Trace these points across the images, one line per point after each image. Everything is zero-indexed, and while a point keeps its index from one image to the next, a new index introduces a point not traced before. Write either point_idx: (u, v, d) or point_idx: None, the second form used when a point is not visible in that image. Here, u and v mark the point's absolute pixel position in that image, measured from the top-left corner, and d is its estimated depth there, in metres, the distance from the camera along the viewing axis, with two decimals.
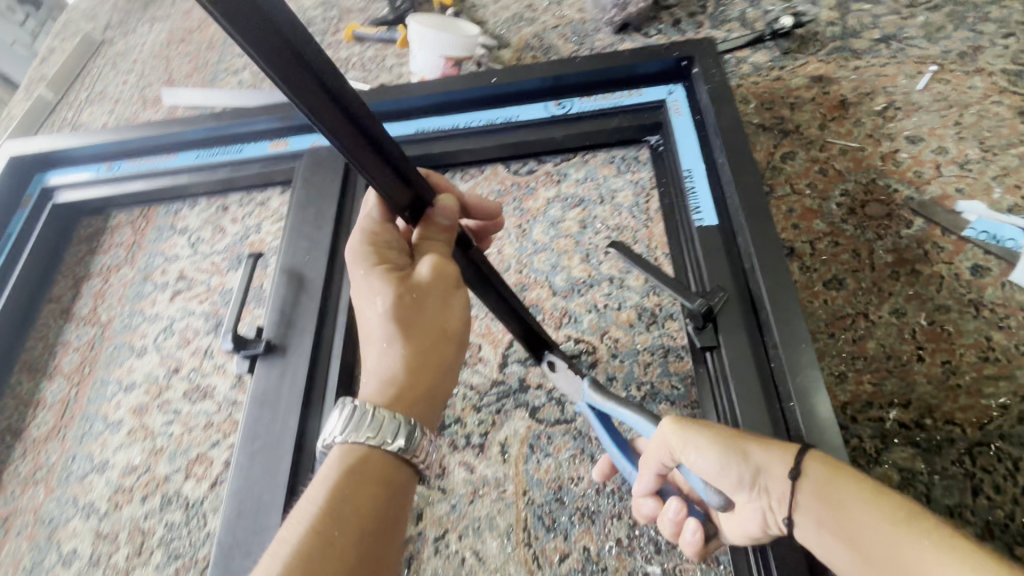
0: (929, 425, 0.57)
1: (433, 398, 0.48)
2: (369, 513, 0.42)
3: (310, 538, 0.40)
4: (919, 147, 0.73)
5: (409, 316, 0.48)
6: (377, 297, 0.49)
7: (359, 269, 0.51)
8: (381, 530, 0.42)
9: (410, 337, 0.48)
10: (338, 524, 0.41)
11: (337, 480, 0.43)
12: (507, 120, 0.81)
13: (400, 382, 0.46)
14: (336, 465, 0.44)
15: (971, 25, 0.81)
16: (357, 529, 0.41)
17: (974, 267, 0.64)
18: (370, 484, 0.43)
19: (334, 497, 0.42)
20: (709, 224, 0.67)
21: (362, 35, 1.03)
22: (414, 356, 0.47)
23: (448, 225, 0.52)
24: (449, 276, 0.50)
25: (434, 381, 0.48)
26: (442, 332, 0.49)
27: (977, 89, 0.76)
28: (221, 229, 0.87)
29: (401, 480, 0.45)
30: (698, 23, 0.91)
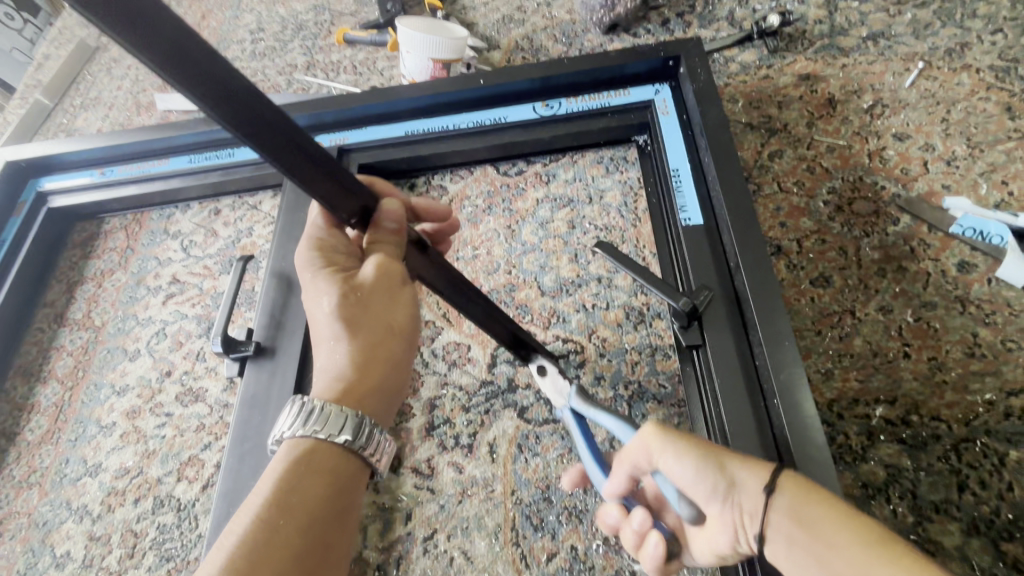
0: (915, 421, 0.57)
1: (383, 394, 0.48)
2: (317, 503, 0.42)
3: (253, 529, 0.40)
4: (906, 144, 0.73)
5: (355, 314, 0.48)
6: (323, 296, 0.49)
7: (306, 273, 0.50)
8: (329, 524, 0.43)
9: (355, 334, 0.48)
10: (285, 514, 0.41)
11: (285, 473, 0.43)
12: (496, 121, 0.81)
13: (347, 379, 0.47)
14: (284, 458, 0.44)
15: (958, 22, 0.81)
16: (304, 519, 0.41)
17: (960, 264, 0.64)
18: (317, 475, 0.43)
19: (281, 487, 0.42)
20: (696, 223, 0.67)
21: (354, 39, 1.03)
22: (361, 351, 0.47)
23: (397, 228, 0.51)
24: (395, 274, 0.50)
25: (381, 376, 0.48)
26: (388, 327, 0.49)
27: (964, 85, 0.76)
28: (213, 232, 0.88)
29: (351, 472, 0.45)
30: (686, 22, 0.91)
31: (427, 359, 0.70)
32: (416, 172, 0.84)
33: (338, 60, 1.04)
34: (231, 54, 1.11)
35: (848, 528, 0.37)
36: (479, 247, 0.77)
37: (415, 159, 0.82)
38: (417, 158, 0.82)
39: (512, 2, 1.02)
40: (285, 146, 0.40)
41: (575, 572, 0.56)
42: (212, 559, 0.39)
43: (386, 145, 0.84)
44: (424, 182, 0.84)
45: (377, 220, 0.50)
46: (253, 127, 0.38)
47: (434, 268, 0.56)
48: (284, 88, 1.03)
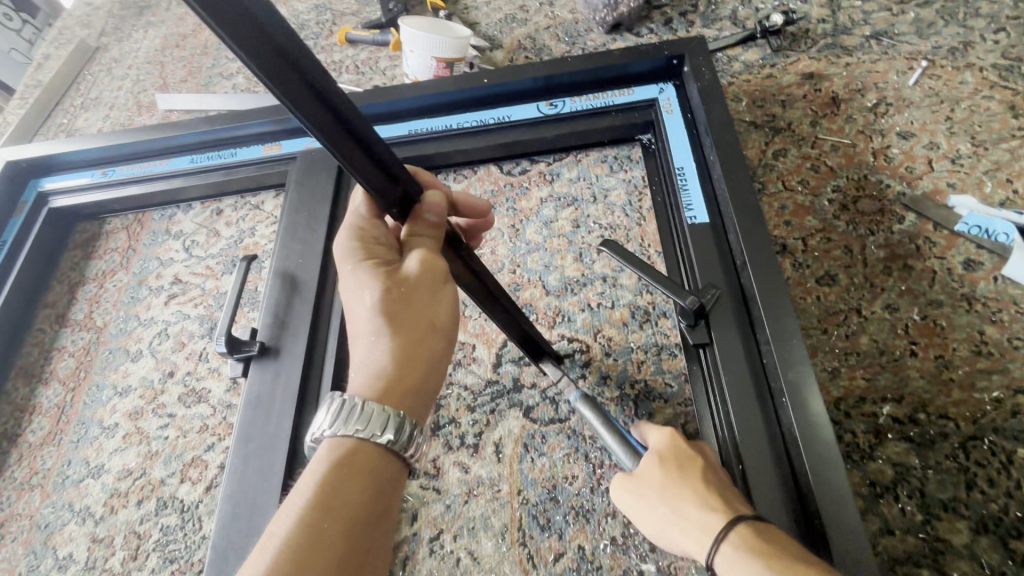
0: (922, 419, 0.57)
1: (424, 394, 0.47)
2: (358, 506, 0.41)
3: (296, 533, 0.39)
4: (910, 142, 0.73)
5: (398, 310, 0.47)
6: (366, 291, 0.48)
7: (347, 264, 0.49)
8: (372, 527, 0.42)
9: (397, 330, 0.47)
10: (327, 519, 0.40)
11: (326, 476, 0.41)
12: (499, 120, 0.81)
13: (389, 376, 0.45)
14: (323, 460, 0.42)
15: (961, 21, 0.81)
16: (346, 524, 0.40)
17: (966, 262, 0.64)
18: (358, 477, 0.42)
19: (323, 491, 0.40)
20: (701, 221, 0.67)
21: (355, 38, 1.03)
22: (402, 349, 0.46)
23: (436, 221, 0.51)
24: (439, 271, 0.49)
25: (422, 375, 0.47)
26: (430, 325, 0.48)
27: (968, 84, 0.76)
28: (215, 232, 0.87)
29: (391, 474, 0.44)
30: (689, 22, 0.91)
31: None
32: None
33: (340, 59, 1.03)
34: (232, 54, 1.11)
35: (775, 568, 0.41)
36: (483, 246, 0.77)
37: (419, 158, 0.82)
38: (420, 158, 0.82)
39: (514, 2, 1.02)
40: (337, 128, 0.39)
41: (582, 572, 0.56)
42: (255, 566, 0.38)
43: (390, 144, 0.83)
44: None
45: (419, 213, 0.50)
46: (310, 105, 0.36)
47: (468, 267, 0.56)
48: None
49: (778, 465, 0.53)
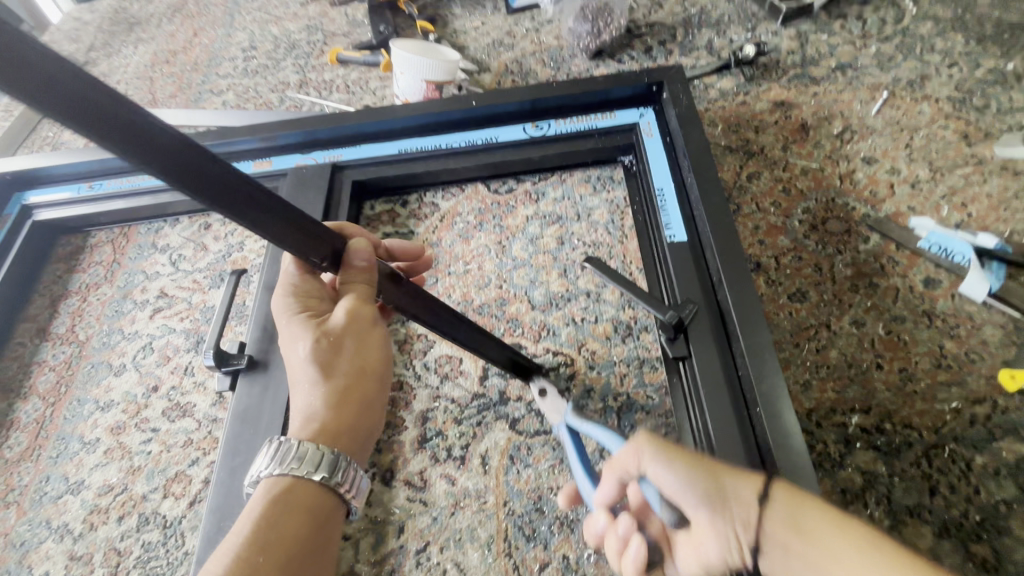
0: (888, 429, 0.60)
1: (358, 433, 0.52)
2: (292, 540, 0.45)
3: (232, 567, 0.42)
4: (873, 167, 0.78)
5: (328, 358, 0.51)
6: (298, 342, 0.52)
7: (283, 318, 0.54)
8: (305, 559, 0.45)
9: (330, 376, 0.51)
10: (261, 552, 0.43)
11: (263, 511, 0.45)
12: (487, 141, 0.84)
13: (322, 421, 0.50)
14: (261, 498, 0.46)
15: (918, 55, 0.87)
16: (279, 558, 0.43)
17: (926, 280, 0.68)
18: (294, 513, 0.46)
19: (260, 526, 0.44)
20: (680, 239, 0.70)
21: (346, 59, 1.06)
22: (334, 392, 0.51)
23: (366, 265, 0.52)
24: (364, 317, 0.53)
25: (351, 417, 0.51)
26: (358, 368, 0.53)
27: (925, 114, 0.81)
28: (203, 246, 0.88)
29: (328, 510, 0.48)
30: (668, 50, 0.96)
31: (420, 372, 0.71)
32: (408, 189, 0.86)
33: (330, 79, 1.06)
34: (222, 71, 1.12)
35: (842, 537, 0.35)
36: (470, 262, 0.79)
37: (408, 177, 0.84)
38: (409, 176, 0.84)
39: (502, 28, 1.06)
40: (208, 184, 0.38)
41: None
42: None
43: (379, 162, 0.85)
44: (416, 199, 0.86)
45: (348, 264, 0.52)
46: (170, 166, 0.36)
47: (412, 298, 0.57)
48: (276, 105, 1.04)
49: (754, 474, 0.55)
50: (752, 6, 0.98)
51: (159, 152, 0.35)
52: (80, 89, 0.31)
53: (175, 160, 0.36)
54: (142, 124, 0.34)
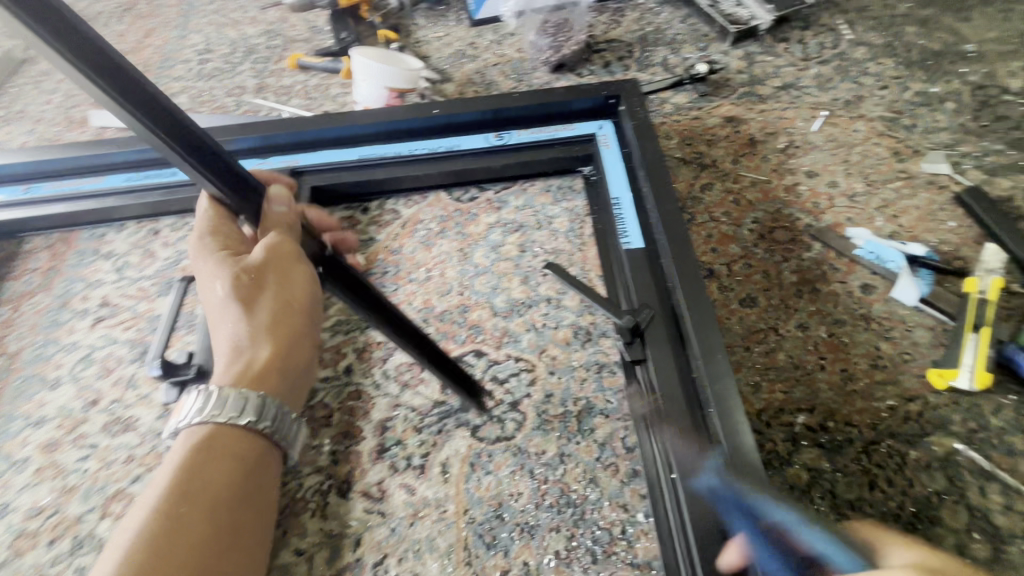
0: (831, 427, 0.63)
1: (290, 374, 0.53)
2: (218, 487, 0.46)
3: (154, 520, 0.43)
4: (815, 181, 0.83)
5: (250, 295, 0.51)
6: (216, 281, 0.51)
7: (198, 256, 0.53)
8: (234, 506, 0.47)
9: (252, 315, 0.52)
10: (183, 500, 0.44)
11: (185, 461, 0.46)
12: (449, 149, 0.84)
13: (250, 357, 0.51)
14: (182, 448, 0.47)
15: (853, 78, 0.94)
16: (203, 503, 0.45)
17: (863, 286, 0.72)
18: (217, 459, 0.47)
19: (181, 474, 0.45)
20: (636, 246, 0.72)
21: (307, 64, 1.04)
22: (258, 330, 0.52)
23: (286, 210, 0.52)
24: (287, 253, 0.52)
25: (280, 356, 0.52)
26: (285, 306, 0.53)
27: (860, 132, 0.87)
28: (151, 253, 0.84)
29: (255, 452, 0.49)
30: (625, 66, 0.99)
31: (379, 381, 0.70)
32: (369, 196, 0.86)
33: (290, 84, 1.04)
34: (175, 74, 1.09)
35: None
36: (432, 269, 0.79)
37: (369, 183, 0.84)
38: (370, 181, 0.83)
39: (464, 39, 1.08)
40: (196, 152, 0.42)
41: None
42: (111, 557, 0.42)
43: (339, 168, 0.84)
44: (377, 206, 0.86)
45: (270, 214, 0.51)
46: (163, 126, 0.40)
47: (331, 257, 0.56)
48: (232, 110, 1.01)
49: (707, 472, 0.56)
50: (704, 28, 1.04)
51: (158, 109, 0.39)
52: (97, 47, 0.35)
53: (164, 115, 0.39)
54: (122, 66, 0.37)
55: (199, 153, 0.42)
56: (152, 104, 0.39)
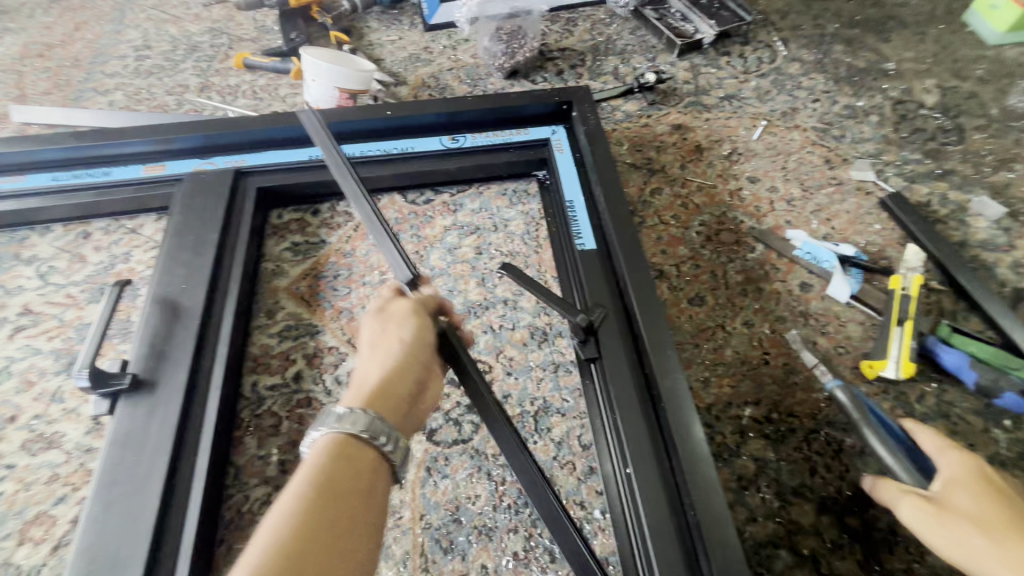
0: (775, 418, 0.66)
1: (395, 402, 0.52)
2: (344, 490, 0.43)
3: (292, 519, 0.39)
4: (757, 186, 0.87)
5: (381, 333, 0.57)
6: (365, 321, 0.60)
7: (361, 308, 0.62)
8: (357, 510, 0.43)
9: (378, 348, 0.56)
10: (314, 506, 0.41)
11: (317, 471, 0.43)
12: (403, 151, 0.84)
13: (367, 381, 0.53)
14: (315, 458, 0.45)
15: (789, 90, 1.00)
16: (334, 512, 0.41)
17: (802, 284, 0.77)
18: (342, 463, 0.45)
19: (314, 481, 0.42)
20: (589, 248, 0.73)
21: (254, 64, 1.01)
22: (382, 360, 0.55)
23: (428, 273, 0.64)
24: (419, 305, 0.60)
25: (390, 381, 0.53)
26: (403, 345, 0.56)
27: (796, 141, 0.93)
28: (80, 257, 0.78)
29: (377, 470, 0.47)
30: (578, 74, 1.02)
31: (331, 387, 0.68)
32: (321, 199, 0.84)
33: (236, 84, 1.01)
34: (109, 69, 1.03)
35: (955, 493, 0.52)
36: (386, 272, 0.78)
37: (320, 184, 0.82)
38: (321, 183, 0.81)
39: (419, 43, 1.08)
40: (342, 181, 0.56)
41: None
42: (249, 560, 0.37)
43: (289, 169, 0.82)
44: (329, 209, 0.84)
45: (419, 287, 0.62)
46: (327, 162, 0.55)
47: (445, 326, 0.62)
48: (173, 108, 0.97)
49: (661, 466, 0.58)
50: (652, 40, 1.08)
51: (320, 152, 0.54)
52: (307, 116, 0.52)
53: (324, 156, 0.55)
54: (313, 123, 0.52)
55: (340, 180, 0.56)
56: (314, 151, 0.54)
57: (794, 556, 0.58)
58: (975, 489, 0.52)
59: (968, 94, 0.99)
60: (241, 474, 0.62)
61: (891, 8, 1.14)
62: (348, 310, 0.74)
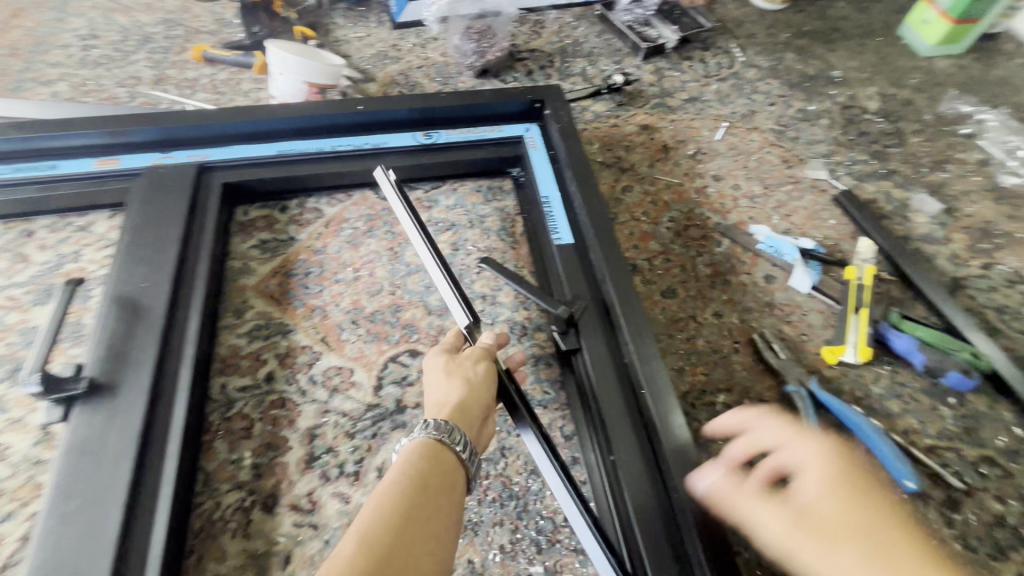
0: (747, 403, 0.69)
1: (470, 420, 0.56)
2: (432, 483, 0.47)
3: (389, 508, 0.44)
4: (721, 183, 0.91)
5: (454, 367, 0.60)
6: (438, 356, 0.62)
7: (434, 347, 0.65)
8: (441, 501, 0.46)
9: (453, 379, 0.59)
10: (407, 491, 0.46)
11: (410, 464, 0.48)
12: (376, 146, 0.82)
13: (446, 399, 0.57)
14: (407, 454, 0.50)
15: (747, 94, 1.05)
16: (425, 500, 0.45)
17: (766, 276, 0.81)
18: (429, 460, 0.49)
19: (407, 472, 0.48)
20: (567, 241, 0.74)
21: (213, 57, 0.97)
22: (458, 391, 0.57)
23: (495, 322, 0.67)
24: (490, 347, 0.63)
25: (467, 398, 0.57)
26: (478, 378, 0.59)
27: (755, 142, 0.98)
28: (23, 257, 0.73)
29: (461, 468, 0.51)
30: (547, 75, 1.04)
31: (306, 387, 0.66)
32: (290, 195, 0.82)
33: (194, 77, 0.96)
34: (51, 58, 0.96)
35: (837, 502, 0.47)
36: (360, 269, 0.76)
37: (289, 180, 0.79)
38: (290, 178, 0.79)
39: (387, 40, 1.06)
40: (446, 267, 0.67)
41: None
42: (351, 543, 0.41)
43: (256, 164, 0.79)
44: (298, 205, 0.82)
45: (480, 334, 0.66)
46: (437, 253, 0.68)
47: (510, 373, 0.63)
48: (125, 100, 0.92)
49: (642, 451, 0.59)
50: (618, 44, 1.11)
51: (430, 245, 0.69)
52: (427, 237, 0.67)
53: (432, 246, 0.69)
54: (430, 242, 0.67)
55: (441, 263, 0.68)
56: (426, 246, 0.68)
57: None
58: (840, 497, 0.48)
59: (905, 101, 1.07)
60: (211, 480, 0.59)
61: (835, 20, 1.22)
62: (321, 308, 0.72)
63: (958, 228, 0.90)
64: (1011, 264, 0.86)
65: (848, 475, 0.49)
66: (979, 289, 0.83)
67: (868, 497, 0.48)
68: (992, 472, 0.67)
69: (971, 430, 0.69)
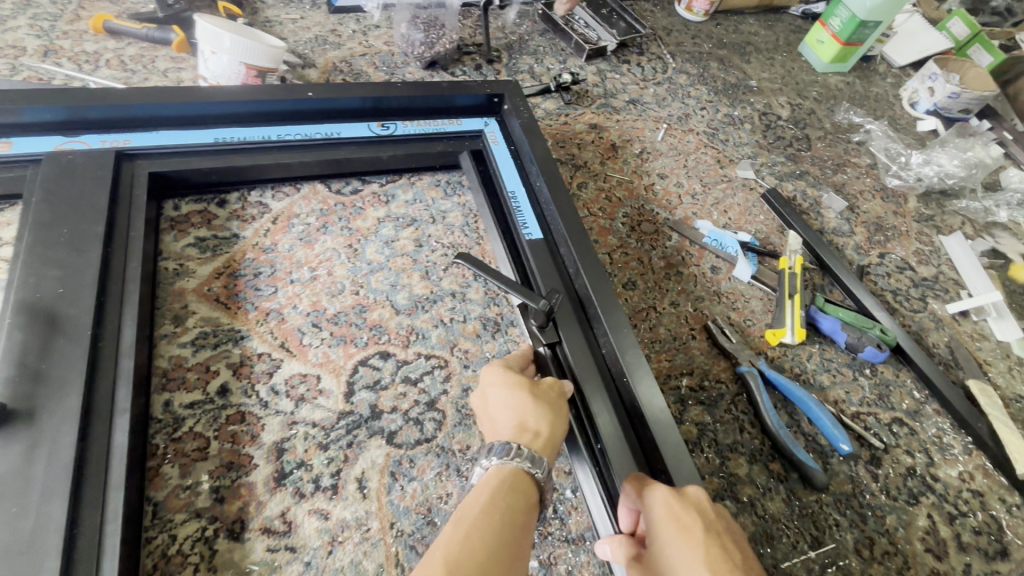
0: (708, 385, 0.75)
1: (554, 452, 0.51)
2: (513, 516, 0.44)
3: (474, 536, 0.40)
4: (666, 181, 0.97)
5: (536, 391, 0.55)
6: (504, 376, 0.56)
7: (494, 363, 0.59)
8: (519, 538, 0.43)
9: (539, 406, 0.53)
10: (494, 522, 0.42)
11: (498, 492, 0.45)
12: (328, 136, 0.77)
13: (535, 427, 0.51)
14: (495, 478, 0.47)
15: (680, 99, 1.12)
16: (509, 534, 0.42)
17: (712, 268, 0.87)
18: (515, 491, 0.46)
19: (492, 502, 0.44)
20: (537, 237, 0.74)
21: (118, 28, 0.84)
22: (547, 418, 0.53)
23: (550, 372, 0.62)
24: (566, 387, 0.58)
25: (554, 428, 0.52)
26: (558, 407, 0.55)
27: (692, 143, 1.05)
28: None
29: (536, 508, 0.47)
30: (496, 70, 1.03)
31: (267, 398, 0.60)
32: (229, 187, 0.74)
33: (95, 51, 0.83)
34: None
35: (676, 528, 0.47)
36: (317, 267, 0.71)
37: (230, 171, 0.72)
38: (232, 169, 0.71)
39: (324, 24, 1.00)
40: (496, 277, 0.64)
41: None
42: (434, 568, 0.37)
43: (190, 152, 0.70)
44: (239, 198, 0.74)
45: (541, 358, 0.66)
46: (483, 265, 0.65)
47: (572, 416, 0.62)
48: (3, 73, 0.77)
49: (627, 436, 0.60)
50: (561, 43, 1.13)
51: (470, 260, 0.65)
52: (476, 264, 0.64)
53: (472, 260, 0.65)
54: (479, 266, 0.65)
55: (491, 271, 0.64)
56: (475, 263, 0.64)
57: (736, 504, 0.66)
58: (667, 536, 0.47)
59: (810, 111, 1.21)
60: (162, 511, 0.52)
61: (748, 35, 1.34)
62: (277, 311, 0.66)
63: (859, 222, 1.03)
64: (899, 253, 1.00)
65: (684, 518, 0.48)
66: (878, 275, 0.96)
67: (689, 541, 0.46)
68: (901, 431, 0.77)
69: (883, 396, 0.80)
